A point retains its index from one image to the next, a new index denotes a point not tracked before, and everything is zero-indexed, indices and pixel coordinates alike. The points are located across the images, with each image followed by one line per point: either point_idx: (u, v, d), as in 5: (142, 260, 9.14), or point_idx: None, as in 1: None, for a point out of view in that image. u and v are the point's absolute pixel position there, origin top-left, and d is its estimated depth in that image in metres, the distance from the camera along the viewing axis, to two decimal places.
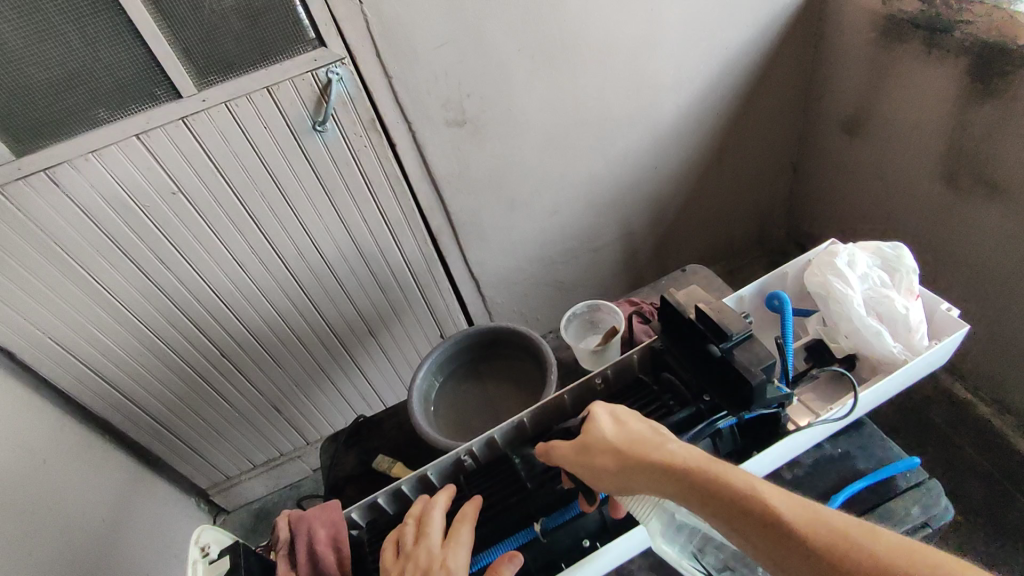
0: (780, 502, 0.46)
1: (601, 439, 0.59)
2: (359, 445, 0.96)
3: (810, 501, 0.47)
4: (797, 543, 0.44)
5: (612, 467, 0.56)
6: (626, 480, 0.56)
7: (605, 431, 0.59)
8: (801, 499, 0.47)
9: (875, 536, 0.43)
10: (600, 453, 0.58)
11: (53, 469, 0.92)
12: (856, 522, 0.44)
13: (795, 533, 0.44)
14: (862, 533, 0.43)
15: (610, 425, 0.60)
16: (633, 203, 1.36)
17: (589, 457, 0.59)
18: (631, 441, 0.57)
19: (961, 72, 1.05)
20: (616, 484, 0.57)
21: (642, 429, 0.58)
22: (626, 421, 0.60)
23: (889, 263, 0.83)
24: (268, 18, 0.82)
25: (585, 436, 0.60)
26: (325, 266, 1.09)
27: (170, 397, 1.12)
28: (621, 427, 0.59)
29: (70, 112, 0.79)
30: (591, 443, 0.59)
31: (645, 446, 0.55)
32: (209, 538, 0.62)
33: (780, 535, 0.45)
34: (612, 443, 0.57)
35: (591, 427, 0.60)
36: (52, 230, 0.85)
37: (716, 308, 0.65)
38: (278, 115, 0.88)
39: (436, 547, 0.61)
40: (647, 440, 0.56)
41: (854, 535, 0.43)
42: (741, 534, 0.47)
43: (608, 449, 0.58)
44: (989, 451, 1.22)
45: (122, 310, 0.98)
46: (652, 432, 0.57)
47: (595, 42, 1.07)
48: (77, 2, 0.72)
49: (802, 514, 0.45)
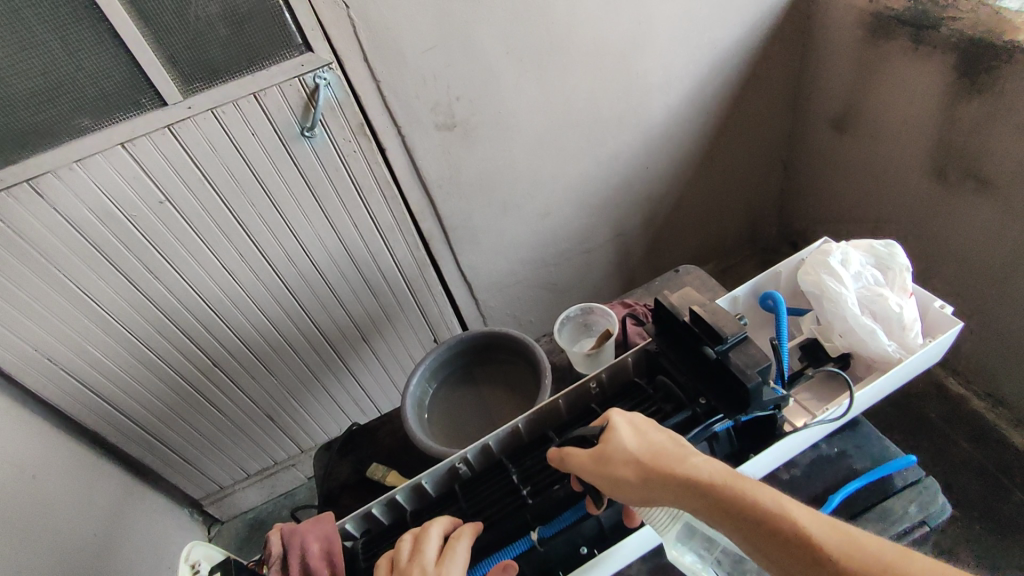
0: (811, 523, 0.46)
1: (621, 450, 0.57)
2: (353, 454, 0.95)
3: (840, 523, 0.47)
4: (829, 566, 0.44)
5: (633, 479, 0.55)
6: (647, 493, 0.55)
7: (625, 441, 0.58)
8: (834, 521, 0.47)
9: (909, 560, 0.43)
10: (620, 464, 0.57)
11: (42, 484, 0.90)
12: (889, 547, 0.44)
13: (827, 555, 0.44)
14: (897, 557, 0.43)
15: (629, 433, 0.59)
16: (624, 203, 1.36)
17: (608, 467, 0.58)
18: (653, 453, 0.56)
19: (948, 69, 1.06)
20: (637, 496, 0.56)
21: (662, 439, 0.57)
22: (645, 430, 0.58)
23: (881, 261, 0.82)
24: (255, 23, 0.82)
25: (604, 446, 0.59)
26: (315, 272, 1.08)
27: (159, 407, 1.11)
28: (642, 437, 0.58)
29: (53, 122, 0.77)
30: (611, 454, 0.58)
31: (667, 459, 0.54)
32: (199, 554, 0.61)
33: (812, 557, 0.45)
34: (633, 454, 0.56)
35: (610, 437, 0.59)
36: (36, 241, 0.83)
37: (710, 310, 0.64)
38: (265, 122, 0.87)
39: (430, 564, 0.59)
40: (670, 452, 0.55)
41: (888, 560, 0.43)
42: (770, 554, 0.47)
43: (628, 459, 0.56)
44: (984, 444, 1.23)
45: (110, 321, 0.96)
46: (674, 444, 0.56)
47: (584, 43, 1.06)
48: (58, 10, 0.71)
49: (833, 535, 0.45)
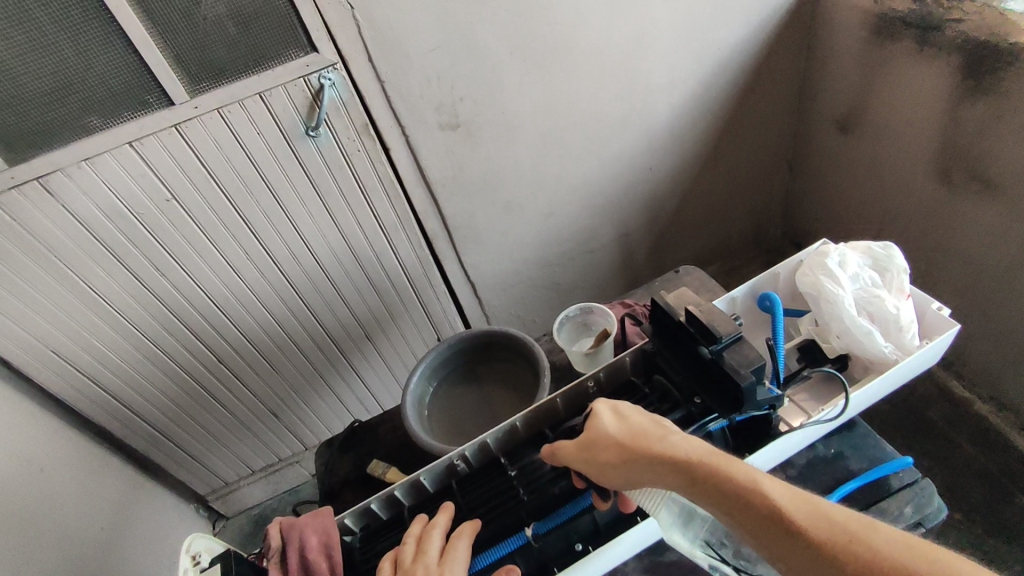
0: (779, 494, 0.47)
1: (603, 434, 0.58)
2: (354, 450, 0.96)
3: (810, 494, 0.48)
4: (800, 537, 0.45)
5: (615, 461, 0.56)
6: (629, 473, 0.56)
7: (607, 425, 0.59)
8: (804, 493, 0.47)
9: (876, 530, 0.44)
10: (603, 447, 0.58)
11: (50, 478, 0.92)
12: (858, 517, 0.45)
13: (796, 525, 0.45)
14: (865, 526, 0.44)
15: (612, 418, 0.60)
16: (628, 203, 1.36)
17: (592, 451, 0.59)
18: (633, 434, 0.57)
19: (954, 70, 1.05)
20: (620, 478, 0.57)
21: (644, 421, 0.58)
22: (627, 415, 0.60)
23: (879, 263, 0.83)
24: (261, 23, 0.83)
25: (588, 431, 0.60)
26: (319, 270, 1.09)
27: (167, 404, 1.13)
28: (624, 422, 0.59)
29: (62, 121, 0.79)
30: (594, 438, 0.59)
31: (647, 439, 0.55)
32: (200, 546, 0.63)
33: (783, 528, 0.46)
34: (614, 437, 0.57)
35: (593, 422, 0.60)
36: (46, 238, 0.85)
37: (705, 310, 0.65)
38: (270, 121, 0.88)
39: (433, 563, 0.61)
40: (649, 433, 0.56)
41: (854, 528, 0.44)
42: (743, 527, 0.48)
43: (611, 442, 0.58)
44: (987, 447, 1.22)
45: (117, 318, 0.98)
46: (654, 425, 0.57)
47: (588, 44, 1.07)
48: (67, 10, 0.72)
49: (802, 507, 0.46)
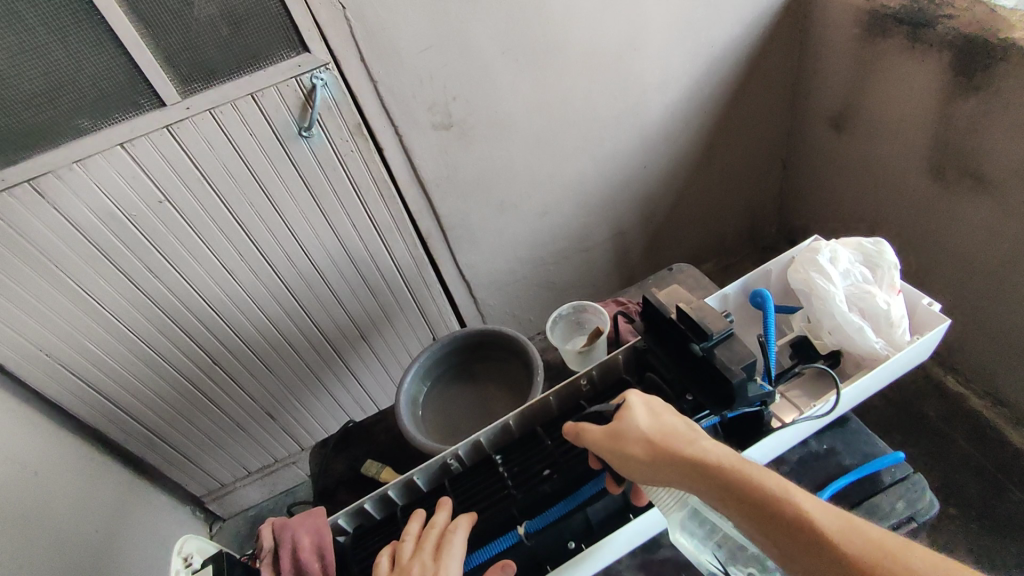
0: (814, 509, 0.47)
1: (633, 428, 0.58)
2: (348, 451, 0.96)
3: (842, 511, 0.48)
4: (832, 553, 0.45)
5: (643, 456, 0.56)
6: (655, 471, 0.55)
7: (638, 420, 0.58)
8: (837, 509, 0.48)
9: (911, 551, 0.44)
10: (631, 441, 0.57)
11: (44, 480, 0.91)
12: (891, 536, 0.45)
13: (828, 539, 0.45)
14: (897, 545, 0.44)
15: (644, 415, 0.59)
16: (622, 202, 1.36)
17: (620, 444, 0.58)
18: (663, 433, 0.56)
19: (945, 67, 1.05)
20: (644, 474, 0.57)
21: (675, 421, 0.57)
22: (660, 414, 0.59)
23: (869, 259, 0.83)
24: (252, 23, 0.82)
25: (618, 423, 0.60)
26: (314, 270, 1.09)
27: (159, 404, 1.12)
28: (656, 419, 0.58)
29: (53, 123, 0.79)
30: (623, 431, 0.58)
31: (678, 440, 0.55)
32: (191, 549, 0.63)
33: (816, 544, 0.46)
34: (644, 433, 0.57)
35: (624, 415, 0.59)
36: (37, 241, 0.84)
37: (696, 308, 0.65)
38: (263, 122, 0.88)
39: (429, 560, 0.60)
40: (680, 435, 0.56)
41: (889, 548, 0.44)
42: (771, 537, 0.48)
43: (639, 438, 0.57)
44: (981, 442, 1.23)
45: (111, 320, 0.97)
46: (685, 427, 0.57)
47: (581, 43, 1.07)
48: (58, 12, 0.72)
49: (836, 522, 0.46)
